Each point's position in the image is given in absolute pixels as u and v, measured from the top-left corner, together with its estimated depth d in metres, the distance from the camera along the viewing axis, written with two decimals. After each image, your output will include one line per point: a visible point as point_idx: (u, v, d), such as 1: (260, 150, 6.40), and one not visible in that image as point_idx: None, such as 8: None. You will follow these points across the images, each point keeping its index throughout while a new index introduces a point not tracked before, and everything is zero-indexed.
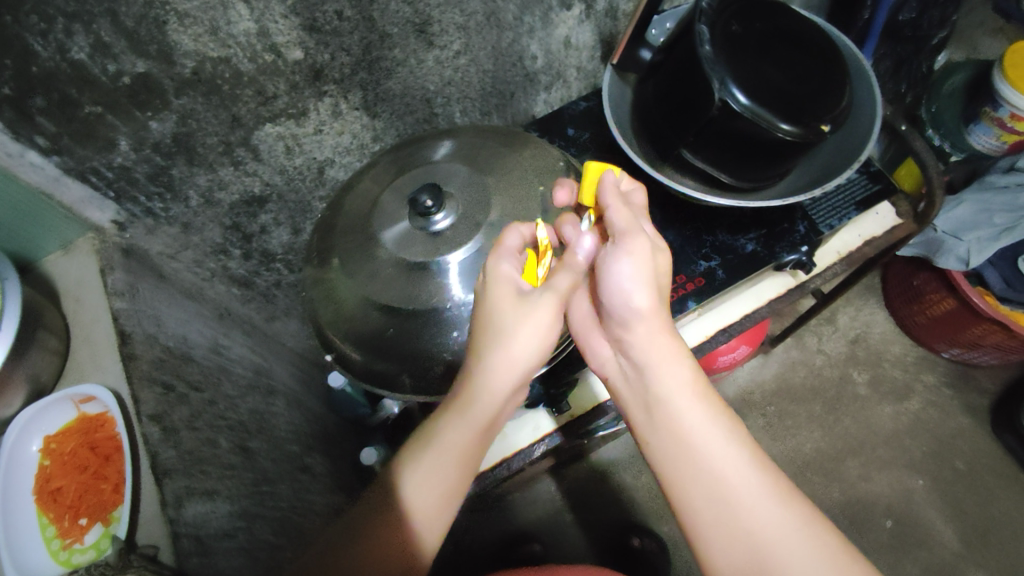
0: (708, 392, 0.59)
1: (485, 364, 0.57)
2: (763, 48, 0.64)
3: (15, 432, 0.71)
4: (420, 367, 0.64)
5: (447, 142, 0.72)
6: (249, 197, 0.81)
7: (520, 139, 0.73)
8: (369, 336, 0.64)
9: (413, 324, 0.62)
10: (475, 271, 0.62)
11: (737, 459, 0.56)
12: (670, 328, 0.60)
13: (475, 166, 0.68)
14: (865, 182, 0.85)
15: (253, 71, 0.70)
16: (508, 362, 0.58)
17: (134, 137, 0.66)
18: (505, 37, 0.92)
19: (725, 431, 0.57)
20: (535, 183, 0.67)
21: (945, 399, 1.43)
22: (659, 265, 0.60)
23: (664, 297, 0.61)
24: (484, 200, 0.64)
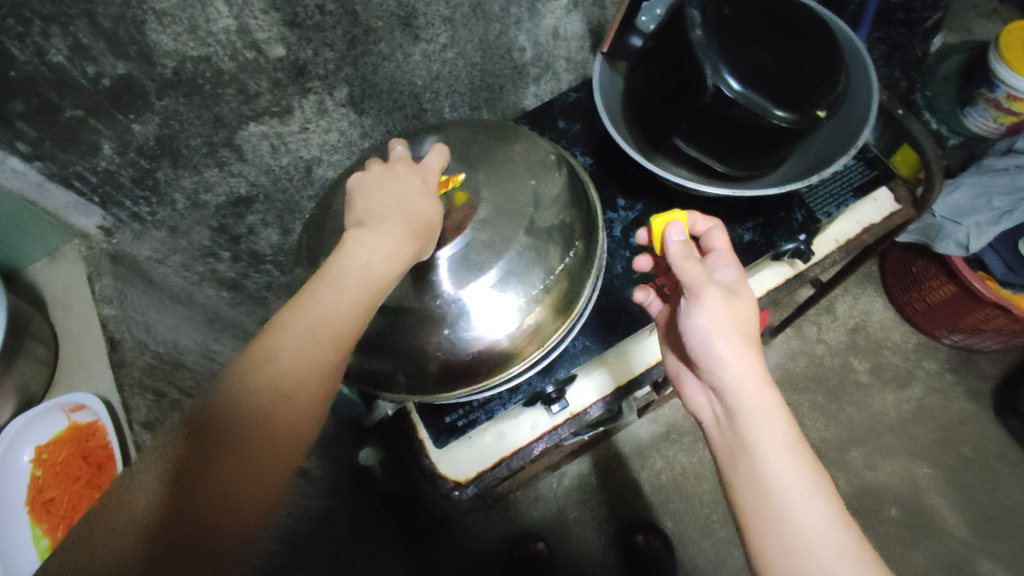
0: (796, 441, 0.56)
1: (367, 230, 0.51)
2: (755, 32, 0.63)
3: (4, 443, 0.70)
4: (414, 366, 0.64)
5: (433, 137, 0.71)
6: (236, 199, 0.80)
7: (511, 132, 0.72)
8: (362, 338, 0.63)
9: (406, 323, 0.61)
10: (466, 267, 0.60)
11: (819, 509, 0.52)
12: (762, 373, 0.59)
13: (464, 160, 0.66)
14: (862, 168, 0.84)
15: (234, 70, 0.68)
16: (387, 224, 0.52)
17: (118, 140, 0.64)
18: (492, 30, 0.91)
19: (810, 480, 0.54)
20: (524, 176, 0.66)
21: (948, 385, 1.42)
22: (741, 314, 0.59)
23: (754, 345, 0.59)
24: (475, 194, 0.62)
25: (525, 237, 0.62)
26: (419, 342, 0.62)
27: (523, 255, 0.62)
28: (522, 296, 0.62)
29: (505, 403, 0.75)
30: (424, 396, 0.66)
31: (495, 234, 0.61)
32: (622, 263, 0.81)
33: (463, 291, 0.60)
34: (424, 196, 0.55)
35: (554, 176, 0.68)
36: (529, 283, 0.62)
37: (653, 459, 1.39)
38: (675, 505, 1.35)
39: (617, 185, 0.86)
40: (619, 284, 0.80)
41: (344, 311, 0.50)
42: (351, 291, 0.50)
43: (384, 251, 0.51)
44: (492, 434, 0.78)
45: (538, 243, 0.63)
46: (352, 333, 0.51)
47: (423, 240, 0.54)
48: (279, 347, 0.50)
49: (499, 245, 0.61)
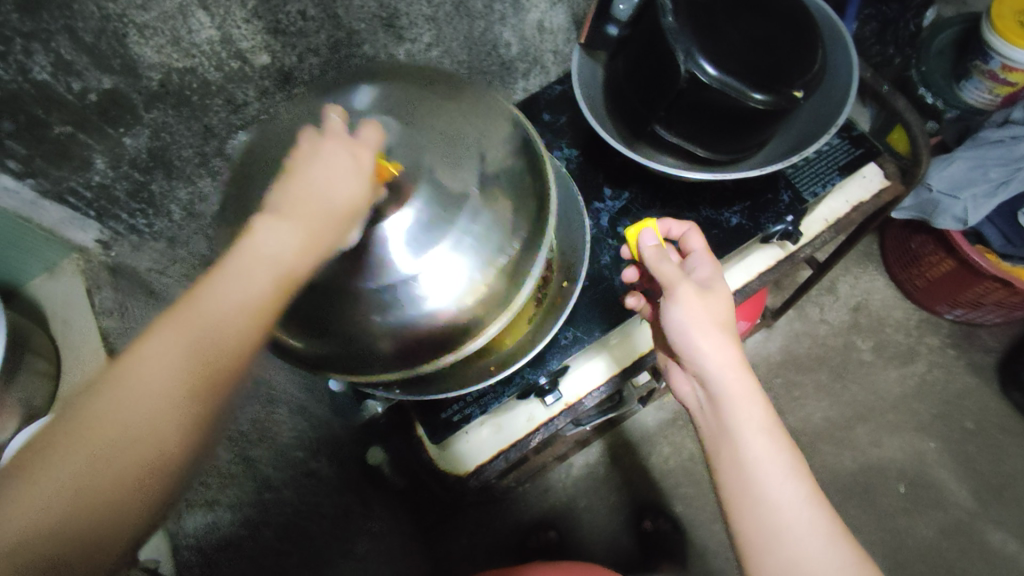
0: (774, 426, 0.57)
1: (288, 213, 0.49)
2: (729, 14, 0.63)
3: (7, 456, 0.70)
4: (360, 348, 0.60)
5: (371, 91, 0.63)
6: None
7: (459, 91, 0.66)
8: (303, 316, 0.59)
9: (348, 302, 0.57)
10: (416, 240, 0.55)
11: (790, 488, 0.54)
12: (741, 362, 0.59)
13: (406, 118, 0.60)
14: (847, 147, 0.83)
15: (220, 79, 0.69)
16: (311, 209, 0.49)
17: (110, 154, 0.65)
18: (478, 26, 0.91)
19: (786, 461, 0.55)
20: (468, 135, 0.60)
21: (952, 359, 1.41)
22: (717, 309, 0.60)
23: (732, 336, 0.60)
24: (419, 158, 0.57)
25: (478, 203, 0.57)
26: (364, 321, 0.57)
27: (473, 219, 0.57)
28: (474, 263, 0.57)
29: (498, 396, 0.75)
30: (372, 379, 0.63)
31: (441, 197, 0.56)
32: (611, 253, 0.81)
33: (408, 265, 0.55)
34: (352, 179, 0.50)
35: (501, 134, 0.63)
36: (482, 251, 0.57)
37: (660, 446, 1.40)
38: (682, 489, 1.36)
39: (605, 175, 0.86)
40: (609, 273, 0.80)
41: (247, 303, 0.47)
42: (266, 283, 0.48)
43: (297, 239, 0.48)
44: (489, 428, 0.79)
45: (491, 212, 0.58)
46: (272, 314, 0.48)
47: (341, 226, 0.50)
48: (203, 329, 0.46)
49: (445, 211, 0.56)
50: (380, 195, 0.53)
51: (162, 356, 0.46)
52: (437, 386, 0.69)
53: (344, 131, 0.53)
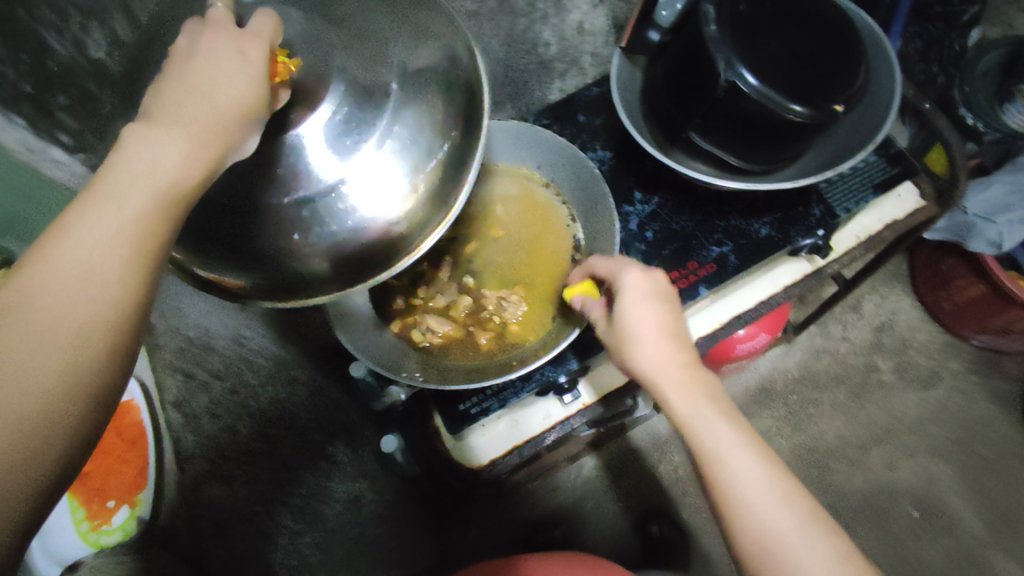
0: (722, 414, 0.59)
1: (158, 111, 0.36)
2: (773, 24, 0.63)
3: None
4: (289, 282, 0.46)
5: None
6: None
7: None
8: (211, 243, 0.45)
9: (262, 222, 0.44)
10: (338, 150, 0.43)
11: (747, 470, 0.55)
12: (681, 361, 0.61)
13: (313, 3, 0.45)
14: (884, 165, 0.82)
15: None
16: (186, 107, 0.36)
17: None
18: (518, 24, 0.92)
19: (736, 445, 0.57)
20: (399, 30, 0.46)
21: (974, 386, 1.39)
22: (646, 316, 0.62)
23: (668, 337, 0.62)
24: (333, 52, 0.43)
25: (411, 102, 0.44)
26: (283, 250, 0.45)
27: (407, 123, 0.44)
28: (414, 175, 0.45)
29: (517, 391, 0.77)
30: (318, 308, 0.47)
31: (365, 100, 0.43)
32: (637, 257, 0.80)
33: (329, 179, 0.43)
34: (238, 71, 0.37)
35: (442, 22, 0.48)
36: (421, 161, 0.45)
37: (669, 454, 1.39)
38: (690, 499, 1.35)
39: (635, 178, 0.86)
40: None
41: (126, 222, 0.35)
42: (138, 205, 0.35)
43: (176, 150, 0.35)
44: (505, 423, 0.80)
45: (428, 112, 0.45)
46: (158, 248, 0.37)
47: (232, 132, 0.37)
48: (76, 258, 0.34)
49: (371, 114, 0.43)
50: (283, 99, 0.41)
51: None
52: (457, 377, 0.70)
53: (230, 21, 0.39)
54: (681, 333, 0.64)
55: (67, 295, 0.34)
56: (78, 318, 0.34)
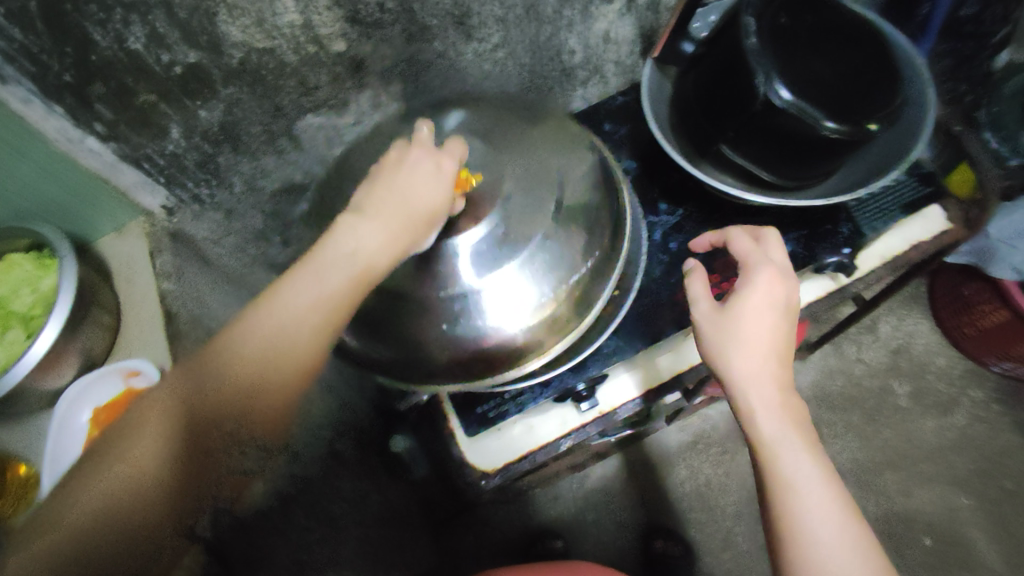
0: (809, 444, 0.61)
1: (376, 203, 0.60)
2: (812, 41, 0.63)
3: (66, 403, 0.78)
4: (424, 352, 0.67)
5: (457, 114, 0.72)
6: (289, 186, 0.83)
7: (543, 119, 0.75)
8: (381, 319, 0.68)
9: (429, 310, 0.65)
10: (483, 258, 0.63)
11: (823, 501, 0.57)
12: (779, 382, 0.63)
13: (492, 144, 0.69)
14: (915, 184, 0.82)
15: (296, 62, 0.71)
16: (400, 205, 0.59)
17: (185, 125, 0.68)
18: (544, 31, 0.92)
19: (810, 470, 0.59)
20: (551, 167, 0.69)
21: (994, 414, 1.37)
22: (766, 327, 0.63)
23: (778, 356, 0.63)
24: (501, 181, 0.65)
25: (547, 229, 0.65)
26: (430, 336, 0.66)
27: (542, 253, 0.65)
28: (532, 293, 0.65)
29: (536, 396, 0.78)
30: (440, 382, 0.69)
31: (515, 229, 0.64)
32: (660, 267, 0.82)
33: (474, 283, 0.63)
34: (435, 187, 0.60)
35: (579, 160, 0.72)
36: (547, 276, 0.65)
37: (677, 469, 1.38)
38: (696, 516, 1.34)
39: (660, 190, 0.86)
40: (657, 288, 0.81)
41: (323, 297, 0.58)
42: (338, 277, 0.58)
43: (375, 238, 0.58)
44: (521, 427, 0.80)
45: (559, 239, 0.66)
46: (341, 312, 0.59)
47: (422, 230, 0.59)
48: (283, 320, 0.57)
49: (517, 241, 0.64)
50: (458, 206, 0.63)
51: (239, 345, 0.57)
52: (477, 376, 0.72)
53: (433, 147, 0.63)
54: (787, 354, 0.64)
55: (268, 339, 0.57)
56: (260, 363, 0.57)
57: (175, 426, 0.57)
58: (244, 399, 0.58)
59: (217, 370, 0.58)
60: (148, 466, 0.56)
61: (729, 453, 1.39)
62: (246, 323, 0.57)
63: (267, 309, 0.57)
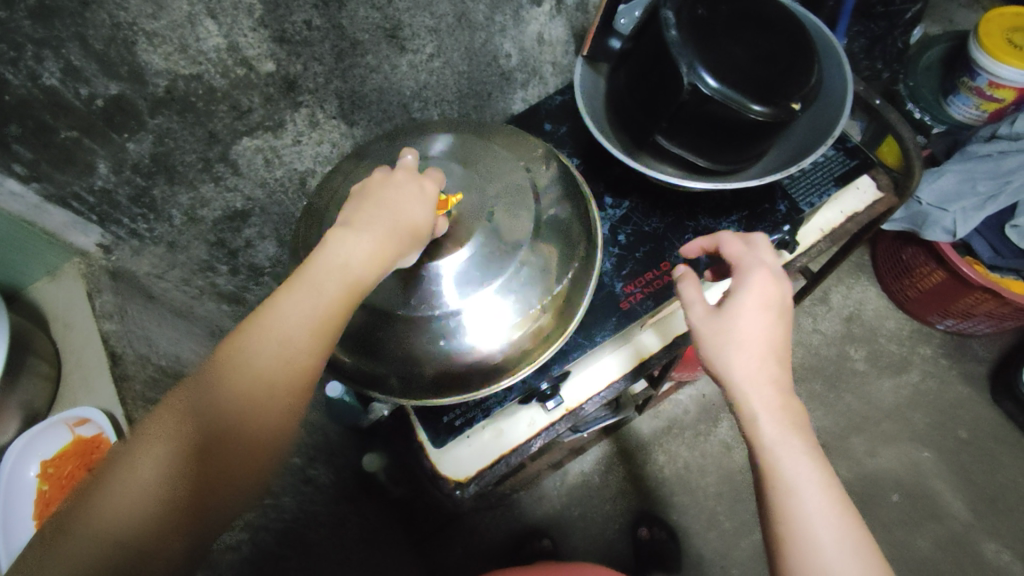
0: (808, 445, 0.58)
1: (361, 216, 0.54)
2: (730, 28, 0.65)
3: (13, 457, 0.79)
4: (409, 372, 0.67)
5: (441, 137, 0.74)
6: (232, 213, 0.80)
7: (498, 135, 0.76)
8: (359, 342, 0.67)
9: (408, 330, 0.65)
10: (466, 280, 0.63)
11: (823, 505, 0.54)
12: (776, 382, 0.60)
13: (467, 162, 0.70)
14: (842, 158, 0.86)
15: (225, 86, 0.70)
16: (388, 216, 0.54)
17: (113, 159, 0.66)
18: (477, 37, 0.92)
19: (813, 476, 0.55)
20: (518, 175, 0.70)
21: (944, 369, 1.44)
22: (761, 326, 0.61)
23: (774, 354, 0.61)
24: (483, 198, 0.66)
25: (528, 254, 0.66)
26: (420, 355, 0.66)
27: (522, 281, 0.65)
28: (519, 308, 0.65)
29: (501, 400, 0.76)
30: (420, 398, 0.70)
31: (498, 247, 0.65)
32: (612, 261, 0.82)
33: (463, 301, 0.63)
34: (421, 203, 0.56)
35: (543, 171, 0.73)
36: (529, 299, 0.66)
37: (655, 455, 1.40)
38: (678, 499, 1.36)
39: (605, 184, 0.88)
40: (609, 280, 0.81)
41: (318, 313, 0.51)
42: (333, 290, 0.52)
43: (367, 249, 0.53)
44: (490, 432, 0.81)
45: (539, 262, 0.67)
46: (335, 331, 0.52)
47: (410, 245, 0.55)
48: (277, 341, 0.50)
49: (502, 259, 0.64)
50: (442, 228, 0.62)
51: (226, 373, 0.50)
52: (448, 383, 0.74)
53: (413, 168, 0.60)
54: (785, 353, 0.62)
55: (262, 363, 0.50)
56: (252, 392, 0.49)
57: (153, 480, 0.47)
58: (236, 435, 0.49)
59: (206, 403, 0.49)
60: (123, 525, 0.46)
61: (703, 435, 1.41)
62: (235, 352, 0.50)
63: (256, 332, 0.51)
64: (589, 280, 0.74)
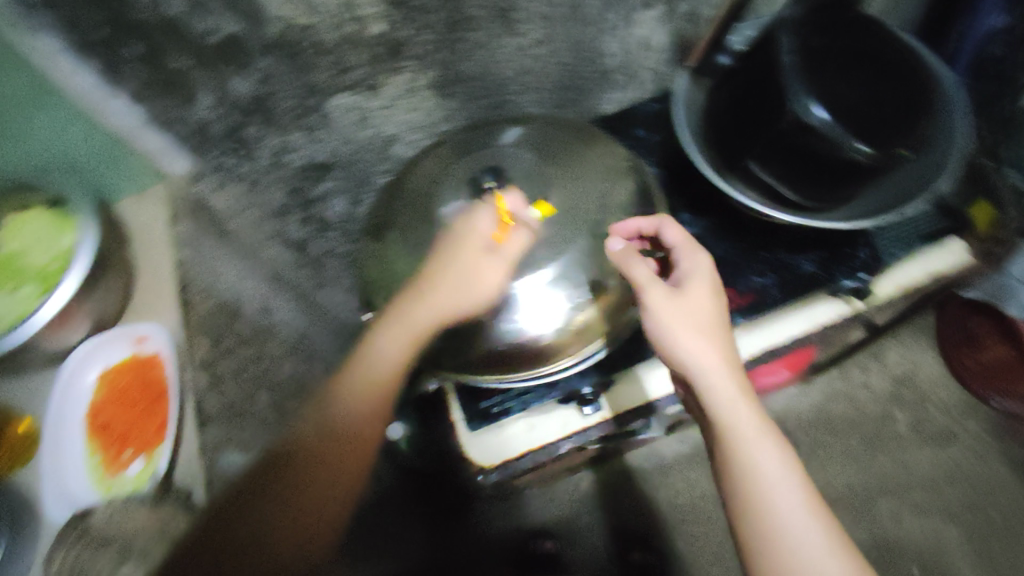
0: (757, 414, 0.64)
1: (433, 273, 0.67)
2: (841, 66, 0.66)
3: (71, 367, 0.73)
4: (458, 348, 0.69)
5: (516, 128, 0.76)
6: (316, 164, 0.85)
7: (592, 140, 0.76)
8: None
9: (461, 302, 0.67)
10: (520, 261, 0.66)
11: (772, 463, 0.62)
12: (725, 361, 0.65)
13: (545, 155, 0.72)
14: (935, 217, 0.83)
15: (336, 41, 0.72)
16: (455, 282, 0.65)
17: (217, 92, 0.69)
18: (587, 32, 0.92)
19: (761, 440, 0.63)
20: (598, 178, 0.71)
21: (990, 450, 1.37)
22: (708, 313, 0.66)
23: (717, 336, 0.66)
24: (544, 187, 0.69)
25: (586, 242, 0.67)
26: (476, 333, 0.67)
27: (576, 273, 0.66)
28: (571, 300, 0.67)
29: (541, 396, 0.80)
30: (465, 377, 0.71)
31: (555, 237, 0.67)
32: None
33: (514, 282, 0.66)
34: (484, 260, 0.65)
35: (624, 182, 0.73)
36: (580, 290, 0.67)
37: (674, 479, 1.39)
38: (689, 527, 1.34)
39: (685, 201, 0.88)
40: None
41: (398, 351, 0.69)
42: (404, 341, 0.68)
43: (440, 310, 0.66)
44: (523, 425, 0.79)
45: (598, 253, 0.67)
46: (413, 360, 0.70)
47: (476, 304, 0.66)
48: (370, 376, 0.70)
49: (558, 247, 0.66)
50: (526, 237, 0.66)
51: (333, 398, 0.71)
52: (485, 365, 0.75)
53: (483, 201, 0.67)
54: (728, 333, 0.67)
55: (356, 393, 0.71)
56: (353, 411, 0.71)
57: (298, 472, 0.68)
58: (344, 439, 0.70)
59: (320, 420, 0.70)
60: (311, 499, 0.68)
61: None
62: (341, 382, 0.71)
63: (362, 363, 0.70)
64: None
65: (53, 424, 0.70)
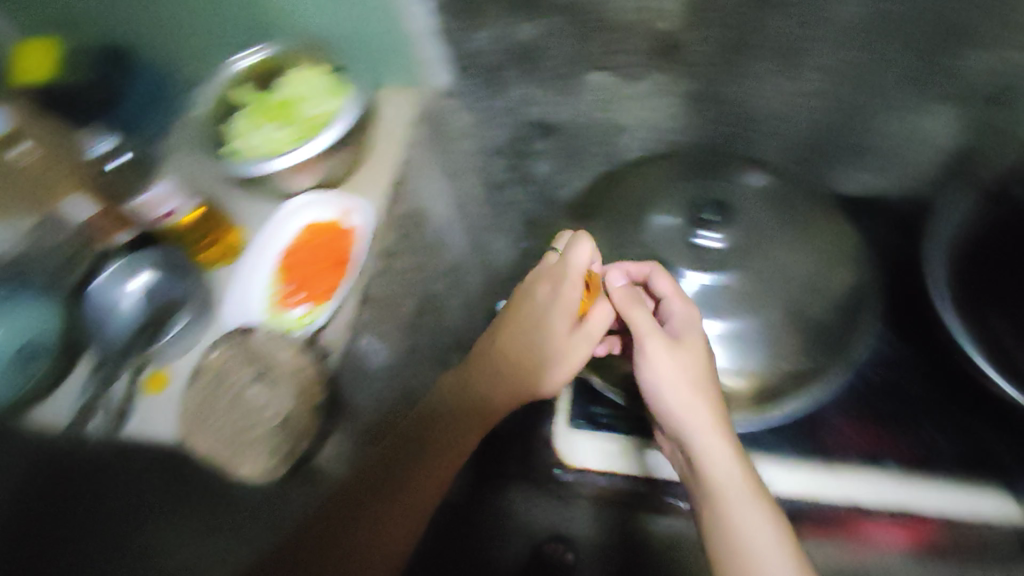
0: (746, 473, 0.64)
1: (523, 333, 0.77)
2: None
3: (285, 212, 0.80)
4: None
5: (760, 175, 0.81)
6: (539, 124, 0.94)
7: (824, 219, 0.80)
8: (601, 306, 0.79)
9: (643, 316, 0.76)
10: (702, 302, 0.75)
11: (764, 526, 0.60)
12: (715, 416, 0.66)
13: (781, 216, 0.78)
14: None
15: (622, 24, 0.78)
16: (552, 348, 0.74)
17: (503, 32, 0.80)
18: (869, 103, 0.83)
19: (754, 503, 0.62)
20: (823, 261, 0.77)
21: None
22: (695, 363, 0.68)
23: (704, 389, 0.67)
24: (767, 247, 0.76)
25: (773, 315, 0.74)
26: None
27: (738, 338, 0.73)
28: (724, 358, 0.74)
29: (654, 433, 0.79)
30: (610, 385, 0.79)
31: (738, 297, 0.74)
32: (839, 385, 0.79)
33: None
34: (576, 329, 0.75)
35: (841, 273, 0.77)
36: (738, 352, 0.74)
37: None
38: None
39: (892, 319, 0.84)
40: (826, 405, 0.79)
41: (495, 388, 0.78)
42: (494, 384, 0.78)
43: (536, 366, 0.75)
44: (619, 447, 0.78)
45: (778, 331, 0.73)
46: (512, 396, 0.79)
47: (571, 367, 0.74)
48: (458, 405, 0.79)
49: (736, 307, 0.74)
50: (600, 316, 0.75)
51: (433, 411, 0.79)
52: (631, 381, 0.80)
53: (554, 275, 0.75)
54: (714, 387, 0.68)
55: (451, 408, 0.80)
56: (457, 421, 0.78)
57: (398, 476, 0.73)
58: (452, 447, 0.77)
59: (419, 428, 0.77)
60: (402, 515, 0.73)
61: None
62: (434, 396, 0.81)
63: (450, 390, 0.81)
64: (805, 395, 0.71)
65: (257, 245, 0.78)
